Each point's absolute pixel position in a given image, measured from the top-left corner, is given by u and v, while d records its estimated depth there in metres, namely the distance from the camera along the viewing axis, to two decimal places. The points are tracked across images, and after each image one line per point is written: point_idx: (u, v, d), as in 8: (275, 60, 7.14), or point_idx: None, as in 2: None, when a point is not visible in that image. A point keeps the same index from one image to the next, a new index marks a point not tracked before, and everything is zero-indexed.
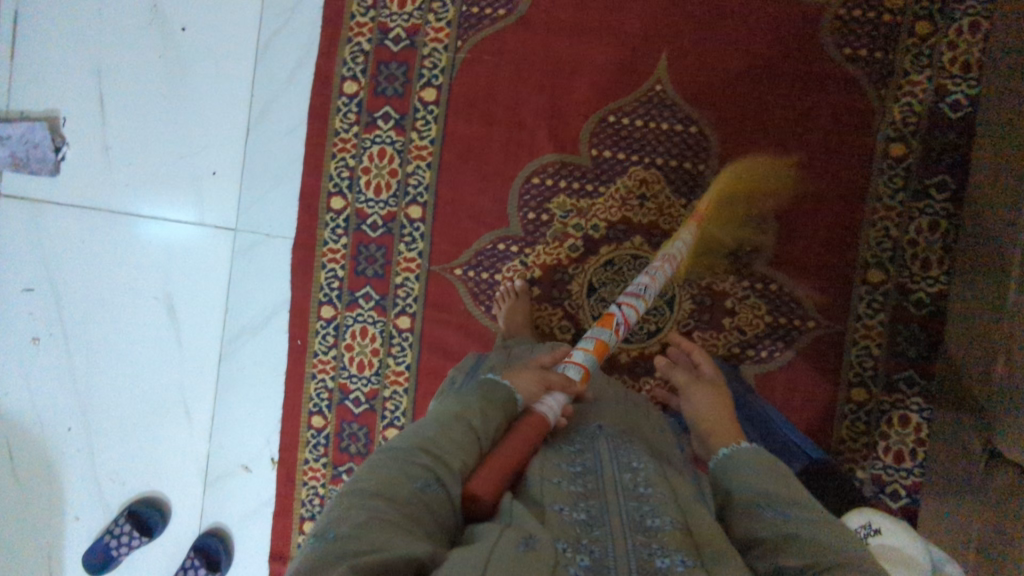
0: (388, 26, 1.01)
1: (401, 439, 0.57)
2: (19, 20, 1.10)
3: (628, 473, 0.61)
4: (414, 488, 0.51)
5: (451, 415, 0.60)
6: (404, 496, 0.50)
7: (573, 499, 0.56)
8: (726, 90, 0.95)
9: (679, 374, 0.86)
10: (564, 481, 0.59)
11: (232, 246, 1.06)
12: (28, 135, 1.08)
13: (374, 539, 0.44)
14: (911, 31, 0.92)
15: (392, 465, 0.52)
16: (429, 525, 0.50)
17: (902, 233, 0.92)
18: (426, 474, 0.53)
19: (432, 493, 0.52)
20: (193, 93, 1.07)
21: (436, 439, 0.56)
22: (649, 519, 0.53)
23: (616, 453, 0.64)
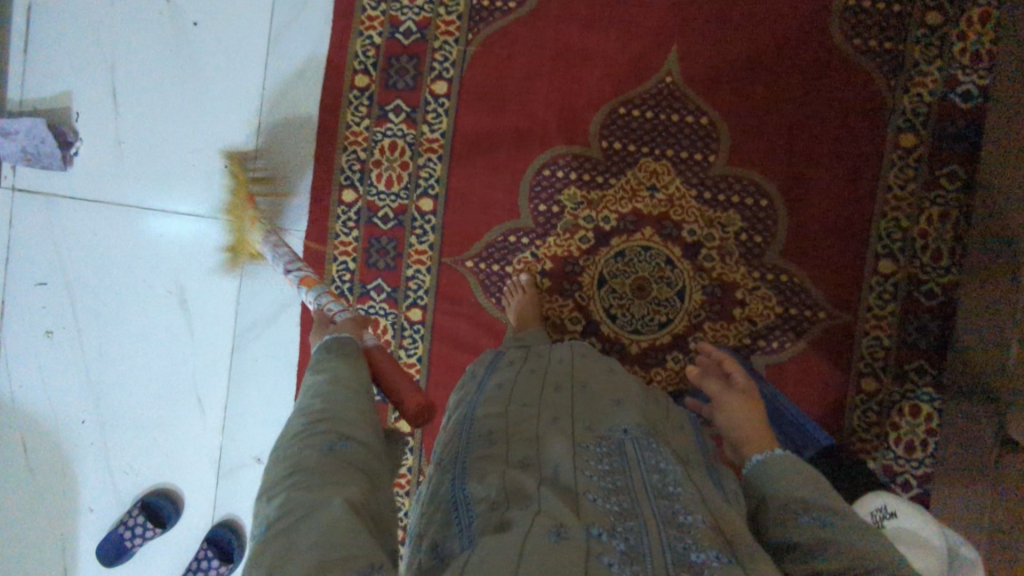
0: (399, 20, 1.02)
1: (294, 421, 0.57)
2: (33, 13, 1.10)
3: (657, 474, 0.59)
4: (325, 452, 0.52)
5: (325, 386, 0.61)
6: (315, 461, 0.51)
7: (605, 491, 0.54)
8: (736, 82, 0.96)
9: (711, 382, 0.86)
10: (594, 473, 0.57)
11: (245, 239, 1.07)
12: (33, 130, 1.06)
13: (303, 505, 0.46)
14: (922, 22, 0.92)
15: (294, 443, 0.53)
16: (359, 477, 0.52)
17: (913, 223, 0.92)
18: (328, 436, 0.54)
19: (343, 449, 0.53)
20: (205, 86, 1.07)
21: (330, 411, 0.57)
22: (682, 516, 0.53)
23: (645, 452, 0.61)
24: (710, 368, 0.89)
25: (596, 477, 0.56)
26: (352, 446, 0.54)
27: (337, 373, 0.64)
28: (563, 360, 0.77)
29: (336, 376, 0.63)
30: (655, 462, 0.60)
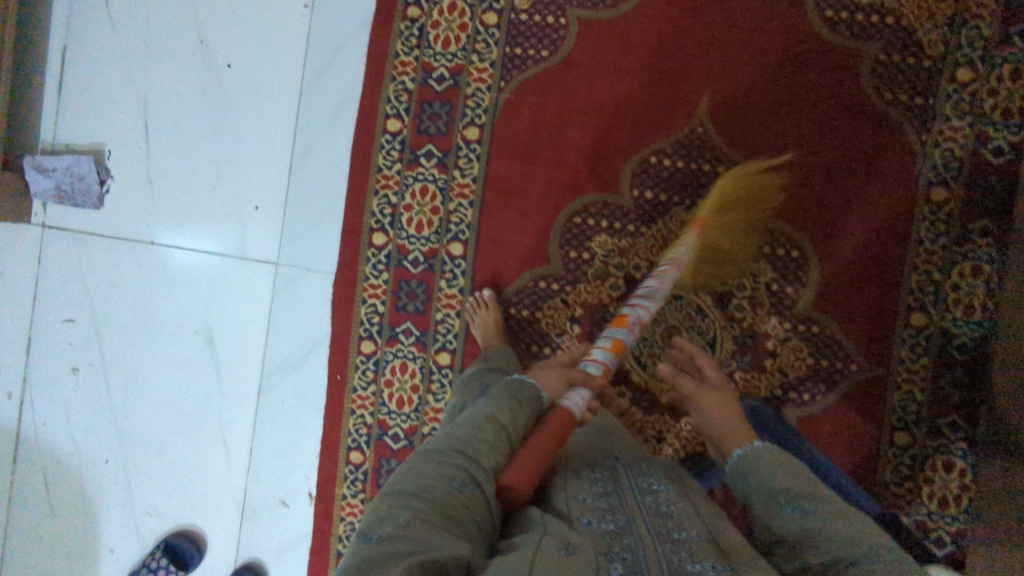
0: (432, 66, 1.03)
1: (438, 443, 0.65)
2: (68, 53, 1.12)
3: (650, 495, 0.68)
4: (451, 489, 0.59)
5: (483, 416, 0.69)
6: (441, 496, 0.58)
7: (601, 512, 0.63)
8: (768, 133, 0.96)
9: (685, 381, 0.88)
10: (588, 497, 0.66)
11: (274, 280, 1.07)
12: (75, 168, 1.10)
13: (419, 537, 0.53)
14: (953, 77, 0.92)
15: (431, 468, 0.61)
16: (463, 525, 0.57)
17: (944, 277, 0.92)
18: (461, 475, 0.61)
19: (467, 494, 0.60)
20: (237, 127, 1.08)
21: (467, 445, 0.64)
22: (676, 532, 0.60)
23: (636, 479, 0.72)
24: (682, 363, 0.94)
25: (590, 497, 0.66)
26: (470, 491, 0.60)
27: (496, 410, 0.70)
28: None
29: (495, 413, 0.69)
30: (647, 484, 0.71)
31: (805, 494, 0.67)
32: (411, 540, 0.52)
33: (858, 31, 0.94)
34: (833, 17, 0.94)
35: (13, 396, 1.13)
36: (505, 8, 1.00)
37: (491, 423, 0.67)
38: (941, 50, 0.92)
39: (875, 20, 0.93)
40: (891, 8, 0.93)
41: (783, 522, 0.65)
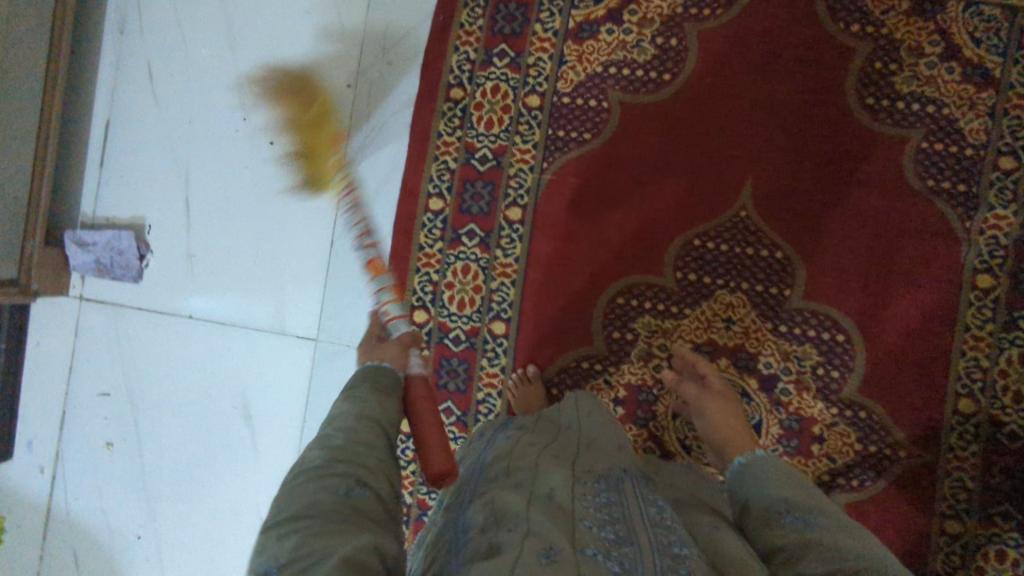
0: (474, 146, 1.03)
1: (312, 457, 0.61)
2: (111, 127, 1.12)
3: (654, 509, 0.68)
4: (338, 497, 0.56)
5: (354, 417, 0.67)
6: (330, 506, 0.55)
7: (601, 520, 0.62)
8: (811, 217, 0.96)
9: (688, 387, 0.92)
10: (592, 505, 0.65)
11: (313, 357, 1.07)
12: (113, 242, 1.10)
13: (314, 548, 0.50)
14: (994, 166, 0.93)
15: (311, 483, 0.57)
16: (365, 524, 0.55)
17: (992, 363, 0.92)
18: (346, 481, 0.58)
19: (358, 496, 0.57)
20: (278, 203, 1.08)
21: (344, 452, 0.61)
22: (676, 547, 0.60)
23: (643, 493, 0.71)
24: (685, 369, 0.95)
25: (593, 508, 0.64)
26: (363, 491, 0.58)
27: (365, 410, 0.69)
28: (568, 417, 0.87)
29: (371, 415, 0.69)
30: (653, 501, 0.70)
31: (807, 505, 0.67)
32: (306, 555, 0.49)
33: (900, 119, 0.95)
34: (874, 104, 0.95)
35: (44, 470, 1.12)
36: (548, 91, 1.02)
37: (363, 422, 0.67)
38: (981, 139, 0.93)
39: (916, 108, 0.95)
40: (933, 97, 0.94)
41: (784, 531, 0.65)
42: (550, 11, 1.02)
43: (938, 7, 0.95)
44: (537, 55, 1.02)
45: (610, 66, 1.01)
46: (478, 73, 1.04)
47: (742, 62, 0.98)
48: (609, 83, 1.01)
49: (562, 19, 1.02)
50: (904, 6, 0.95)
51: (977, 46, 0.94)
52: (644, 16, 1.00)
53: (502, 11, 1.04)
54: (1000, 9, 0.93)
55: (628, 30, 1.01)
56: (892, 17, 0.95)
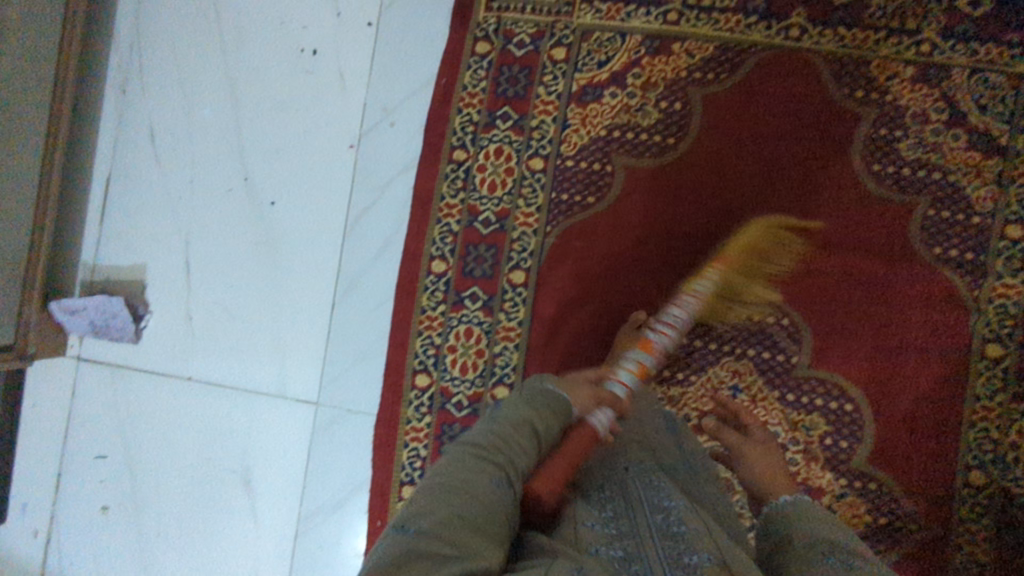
0: (478, 209, 1.02)
1: (479, 437, 0.72)
2: (111, 185, 1.11)
3: (661, 513, 0.70)
4: (486, 488, 0.64)
5: (521, 419, 0.75)
6: (478, 497, 0.63)
7: (608, 539, 0.67)
8: (817, 282, 0.96)
9: (728, 435, 0.88)
10: (598, 524, 0.70)
11: (313, 421, 1.05)
12: (107, 305, 1.08)
13: (459, 538, 0.57)
14: (1002, 234, 0.92)
15: (471, 468, 0.66)
16: (495, 527, 0.62)
17: (1003, 435, 0.91)
18: (501, 473, 0.67)
19: (503, 490, 0.66)
20: (280, 263, 1.07)
21: (504, 442, 0.71)
22: (687, 557, 0.63)
23: (649, 493, 0.74)
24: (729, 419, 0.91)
25: (600, 525, 0.70)
26: (504, 487, 0.66)
27: (534, 417, 0.76)
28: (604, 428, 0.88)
29: (529, 414, 0.76)
30: (659, 500, 0.73)
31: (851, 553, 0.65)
32: (447, 536, 0.57)
33: (906, 186, 0.94)
34: (880, 170, 0.95)
35: (39, 534, 1.10)
36: (552, 154, 1.01)
37: (526, 427, 0.74)
38: (988, 207, 0.93)
39: (922, 175, 0.94)
40: (939, 163, 0.94)
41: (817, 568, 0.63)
42: (554, 73, 1.02)
43: (944, 73, 0.94)
44: (540, 117, 1.02)
45: (614, 129, 1.00)
46: (481, 135, 1.03)
47: (746, 127, 0.98)
48: (614, 147, 1.00)
49: (566, 81, 1.01)
50: (910, 72, 0.95)
51: (984, 113, 0.93)
52: (648, 80, 1.00)
53: (505, 73, 1.03)
54: (1005, 76, 0.93)
55: (632, 93, 1.00)
56: (897, 83, 0.95)
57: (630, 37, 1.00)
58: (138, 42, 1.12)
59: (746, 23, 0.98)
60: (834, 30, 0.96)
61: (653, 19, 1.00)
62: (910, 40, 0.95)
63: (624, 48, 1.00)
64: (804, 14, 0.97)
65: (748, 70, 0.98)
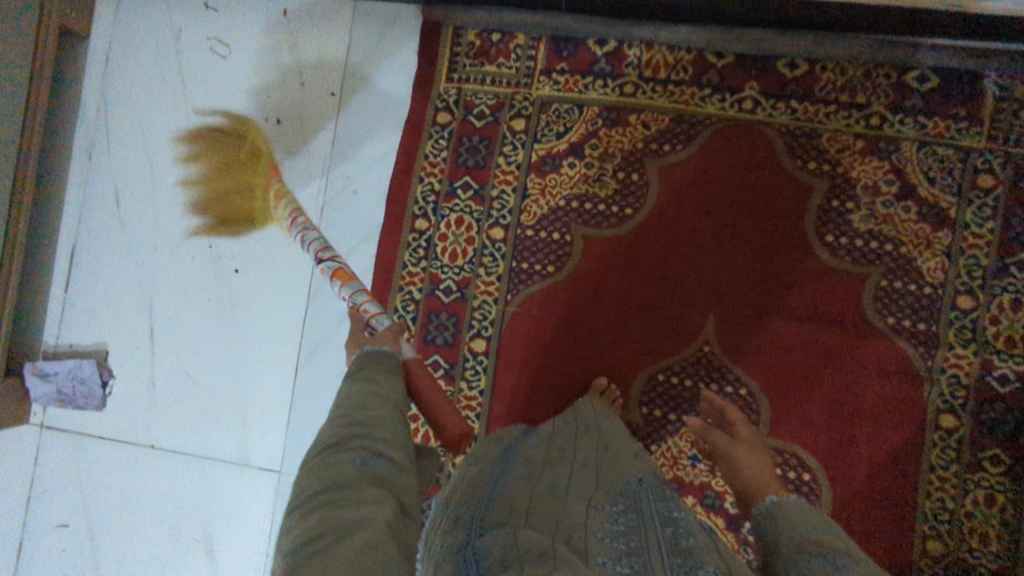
0: (439, 277, 1.03)
1: (329, 430, 0.63)
2: (76, 251, 1.12)
3: (670, 526, 0.64)
4: (352, 470, 0.57)
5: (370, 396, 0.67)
6: (348, 480, 0.56)
7: (615, 554, 0.58)
8: (776, 351, 0.97)
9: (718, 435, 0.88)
10: (607, 536, 0.61)
11: (277, 488, 1.05)
12: (75, 370, 1.08)
13: (342, 516, 0.52)
14: (954, 304, 0.93)
15: (333, 458, 0.58)
16: (382, 493, 0.57)
17: (959, 505, 0.91)
18: (365, 451, 0.60)
19: (374, 463, 0.59)
20: (245, 329, 1.08)
21: (362, 424, 0.63)
22: None
23: (658, 507, 0.68)
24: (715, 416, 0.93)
25: (608, 538, 0.61)
26: (378, 462, 0.60)
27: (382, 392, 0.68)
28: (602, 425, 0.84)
29: (374, 376, 0.70)
30: (670, 512, 0.67)
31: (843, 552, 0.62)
32: (329, 527, 0.51)
33: (859, 257, 0.95)
34: (833, 241, 0.96)
35: None
36: (511, 223, 1.02)
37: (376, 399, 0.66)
38: (940, 278, 0.94)
39: (874, 245, 0.95)
40: (890, 234, 0.95)
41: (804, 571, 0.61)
42: (514, 143, 1.03)
43: (893, 146, 0.96)
44: (500, 187, 1.03)
45: (572, 199, 1.02)
46: (442, 204, 1.04)
47: (701, 197, 0.99)
48: (572, 217, 1.01)
49: (525, 152, 1.03)
50: (860, 144, 0.97)
51: (933, 185, 0.95)
52: (605, 151, 1.01)
53: (465, 143, 1.04)
54: (953, 149, 0.95)
55: (590, 163, 1.02)
56: (848, 155, 0.97)
57: (587, 109, 1.02)
58: (105, 110, 1.13)
59: (700, 96, 1.00)
60: (785, 103, 0.98)
61: (610, 91, 1.02)
62: (859, 114, 0.97)
63: (581, 119, 1.02)
64: (756, 87, 0.99)
65: (703, 141, 1.00)
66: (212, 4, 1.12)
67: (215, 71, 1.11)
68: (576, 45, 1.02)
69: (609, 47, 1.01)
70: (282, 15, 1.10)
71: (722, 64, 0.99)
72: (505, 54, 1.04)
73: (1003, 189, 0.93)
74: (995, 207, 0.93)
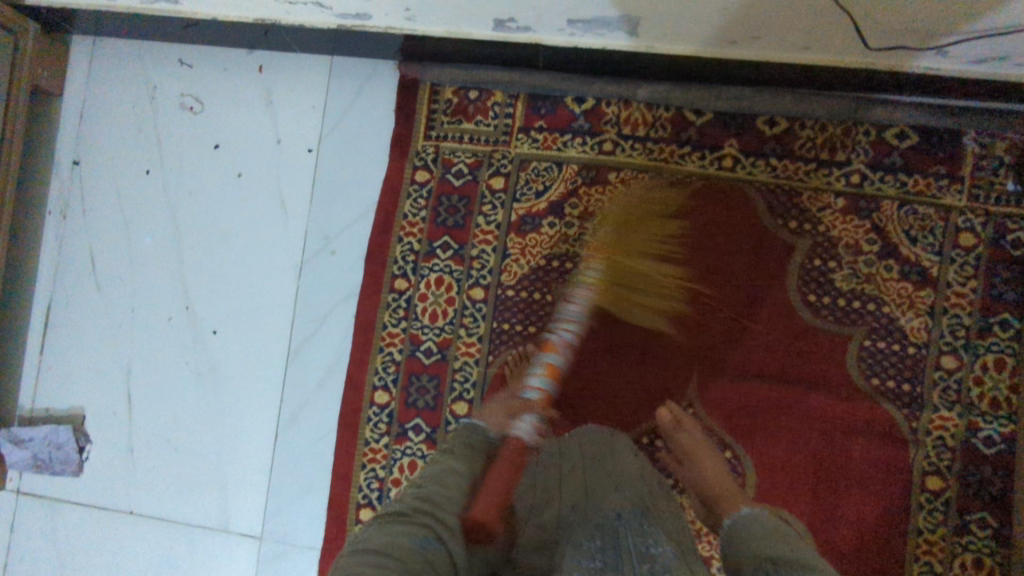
0: (419, 338, 1.02)
1: (401, 503, 0.66)
2: (52, 313, 1.11)
3: (648, 563, 0.62)
4: (412, 550, 0.58)
5: (442, 472, 0.70)
6: (404, 558, 0.57)
7: None
8: (758, 412, 0.96)
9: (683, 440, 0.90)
10: None
11: (257, 555, 1.02)
12: (51, 437, 1.06)
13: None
14: (938, 364, 0.92)
15: (394, 530, 0.60)
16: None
17: (948, 568, 0.90)
18: (425, 531, 0.61)
19: (433, 548, 0.60)
20: (224, 391, 1.06)
21: (431, 503, 0.64)
22: None
23: (638, 540, 0.65)
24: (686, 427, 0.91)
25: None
26: (434, 544, 0.60)
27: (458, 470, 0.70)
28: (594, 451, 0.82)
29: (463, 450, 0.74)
30: (644, 547, 0.64)
31: (797, 564, 0.61)
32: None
33: (841, 316, 0.95)
34: (815, 300, 0.96)
35: None
36: (492, 283, 1.01)
37: (449, 477, 0.69)
38: (923, 338, 0.93)
39: (857, 305, 0.95)
40: (873, 294, 0.95)
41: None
42: (493, 203, 1.02)
43: (874, 205, 0.95)
44: (480, 247, 1.02)
45: (552, 258, 1.01)
46: (422, 264, 1.03)
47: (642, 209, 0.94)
48: (553, 277, 1.00)
49: (505, 211, 1.02)
50: (841, 203, 0.96)
51: (914, 244, 0.94)
52: (585, 210, 1.00)
53: (444, 202, 1.03)
54: (933, 207, 0.94)
55: (570, 222, 1.01)
56: (829, 214, 0.96)
57: (566, 167, 1.01)
58: (81, 170, 1.11)
59: (679, 154, 0.99)
60: (765, 161, 0.98)
61: (589, 149, 1.01)
62: (839, 172, 0.96)
63: (561, 177, 1.01)
64: (735, 145, 0.98)
65: (683, 200, 0.99)
66: (186, 61, 1.10)
67: (191, 129, 1.10)
68: (554, 103, 1.02)
69: (587, 105, 1.01)
70: (258, 72, 1.09)
71: (700, 122, 0.99)
72: (482, 112, 1.03)
73: (984, 247, 0.93)
74: (977, 267, 0.93)
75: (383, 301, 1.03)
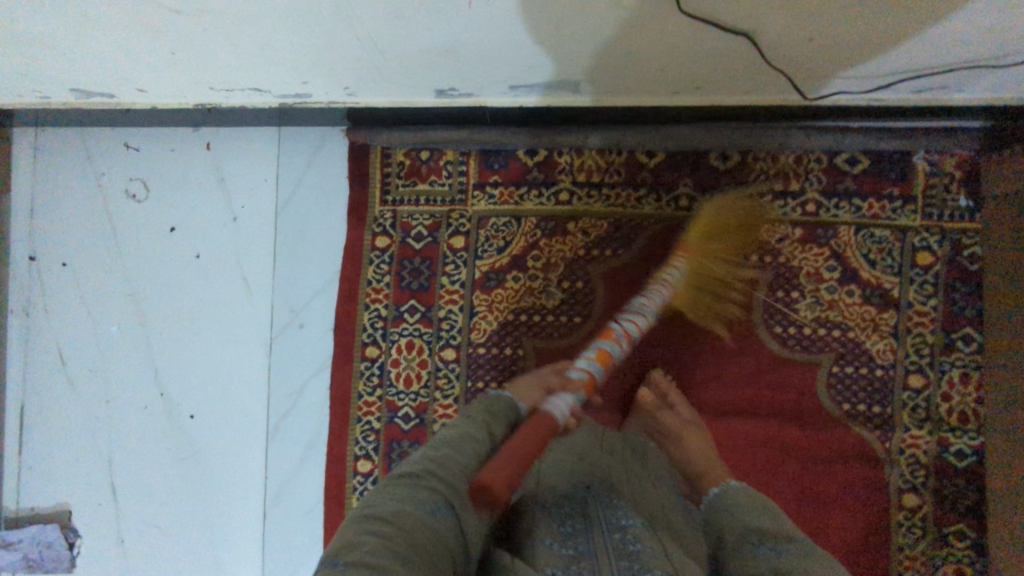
0: (396, 405, 1.02)
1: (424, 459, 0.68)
2: (25, 410, 1.09)
3: (617, 532, 0.67)
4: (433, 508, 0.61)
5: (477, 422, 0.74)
6: (412, 522, 0.58)
7: (563, 563, 0.61)
8: (738, 446, 0.97)
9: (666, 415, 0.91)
10: (556, 544, 0.65)
11: None
12: (39, 535, 1.05)
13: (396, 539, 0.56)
14: (906, 384, 0.94)
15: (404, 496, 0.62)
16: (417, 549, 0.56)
17: None
18: (436, 499, 0.62)
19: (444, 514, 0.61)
20: (207, 472, 1.06)
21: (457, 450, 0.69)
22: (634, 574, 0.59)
23: (606, 512, 0.70)
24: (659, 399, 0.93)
25: (557, 545, 0.65)
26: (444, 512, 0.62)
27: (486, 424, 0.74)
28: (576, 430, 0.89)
29: (465, 431, 0.72)
30: (614, 518, 0.69)
31: (782, 537, 0.66)
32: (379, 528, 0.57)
33: (808, 345, 0.96)
34: (782, 331, 0.97)
35: None
36: (462, 343, 1.02)
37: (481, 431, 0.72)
38: (889, 359, 0.95)
39: (823, 332, 0.96)
40: (838, 320, 0.96)
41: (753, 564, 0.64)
42: (455, 262, 1.02)
43: (831, 232, 0.96)
44: (447, 307, 1.02)
45: (520, 312, 1.01)
46: (391, 329, 1.03)
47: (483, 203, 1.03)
48: (523, 331, 1.01)
49: (468, 269, 1.02)
50: (799, 232, 0.97)
51: (874, 267, 0.95)
52: (547, 262, 1.01)
53: (407, 266, 1.03)
54: (890, 229, 0.95)
55: (534, 275, 1.01)
56: (788, 244, 0.97)
57: (525, 221, 1.01)
58: (39, 265, 1.09)
59: (636, 198, 0.99)
60: None
61: (546, 201, 1.01)
62: (795, 202, 0.97)
63: (520, 232, 1.01)
64: (690, 183, 0.98)
65: (643, 244, 0.99)
66: (133, 143, 1.08)
67: (145, 214, 1.08)
68: (506, 156, 1.01)
69: (540, 156, 1.01)
70: (205, 148, 1.07)
71: (653, 164, 0.99)
72: (436, 172, 1.03)
73: (942, 264, 0.94)
74: (937, 284, 0.94)
75: (357, 371, 1.03)
